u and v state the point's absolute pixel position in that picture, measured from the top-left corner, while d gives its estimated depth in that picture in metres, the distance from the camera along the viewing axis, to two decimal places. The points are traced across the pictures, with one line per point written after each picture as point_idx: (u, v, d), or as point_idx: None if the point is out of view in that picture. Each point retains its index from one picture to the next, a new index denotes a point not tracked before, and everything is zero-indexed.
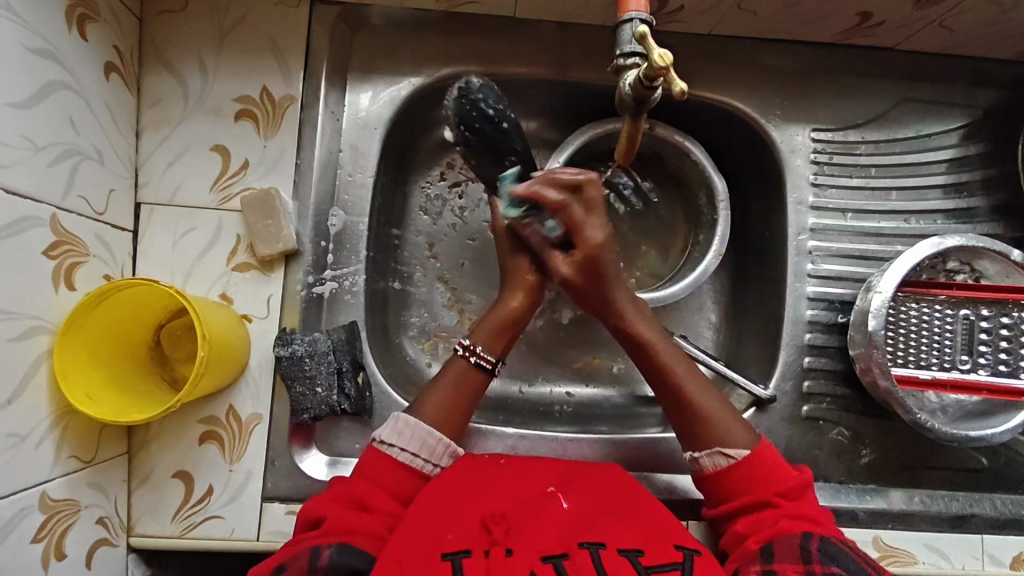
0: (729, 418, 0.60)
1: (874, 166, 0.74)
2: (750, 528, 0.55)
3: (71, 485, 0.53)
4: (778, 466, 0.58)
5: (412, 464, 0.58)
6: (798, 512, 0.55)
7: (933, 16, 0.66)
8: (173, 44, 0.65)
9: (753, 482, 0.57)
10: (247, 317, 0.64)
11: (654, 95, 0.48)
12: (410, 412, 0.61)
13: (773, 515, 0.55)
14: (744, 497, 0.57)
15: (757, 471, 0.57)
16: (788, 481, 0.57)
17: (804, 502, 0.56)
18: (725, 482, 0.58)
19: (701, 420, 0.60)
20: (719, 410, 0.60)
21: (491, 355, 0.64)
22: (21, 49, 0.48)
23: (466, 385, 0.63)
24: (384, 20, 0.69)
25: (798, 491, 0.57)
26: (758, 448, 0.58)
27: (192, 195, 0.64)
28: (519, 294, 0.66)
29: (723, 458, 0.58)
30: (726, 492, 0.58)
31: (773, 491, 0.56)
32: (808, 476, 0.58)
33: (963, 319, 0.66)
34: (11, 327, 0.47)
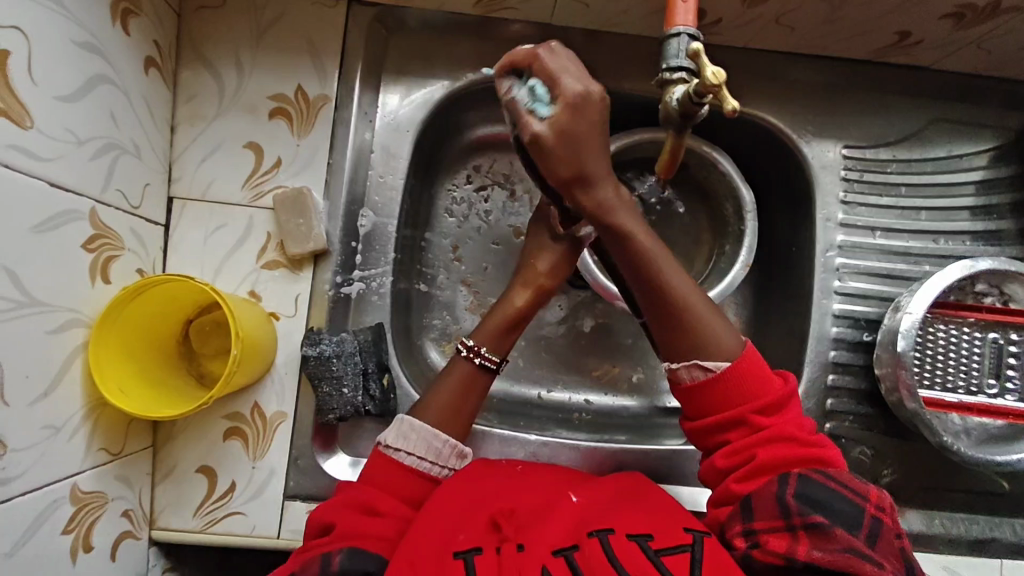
0: (715, 322, 0.54)
1: (904, 185, 0.73)
2: (729, 460, 0.53)
3: (99, 478, 0.53)
4: (760, 376, 0.54)
5: (422, 468, 0.58)
6: (776, 434, 0.52)
7: (973, 38, 0.66)
8: (210, 40, 0.65)
9: (734, 398, 0.53)
10: (274, 315, 0.64)
11: (701, 111, 0.48)
12: (414, 413, 0.60)
13: (752, 441, 0.52)
14: (724, 413, 0.54)
15: (734, 385, 0.53)
16: (765, 396, 0.53)
17: (783, 418, 0.53)
18: (703, 397, 0.54)
19: (681, 328, 0.55)
20: (702, 313, 0.54)
21: (496, 355, 0.63)
22: (68, 43, 0.48)
23: (467, 386, 0.62)
24: (419, 22, 0.69)
25: (776, 404, 0.53)
26: (741, 357, 0.54)
27: (224, 192, 0.64)
28: (524, 283, 0.65)
29: (700, 371, 0.54)
30: (704, 407, 0.55)
31: (750, 409, 0.53)
32: (789, 388, 0.54)
33: (992, 342, 0.67)
34: (50, 320, 0.47)
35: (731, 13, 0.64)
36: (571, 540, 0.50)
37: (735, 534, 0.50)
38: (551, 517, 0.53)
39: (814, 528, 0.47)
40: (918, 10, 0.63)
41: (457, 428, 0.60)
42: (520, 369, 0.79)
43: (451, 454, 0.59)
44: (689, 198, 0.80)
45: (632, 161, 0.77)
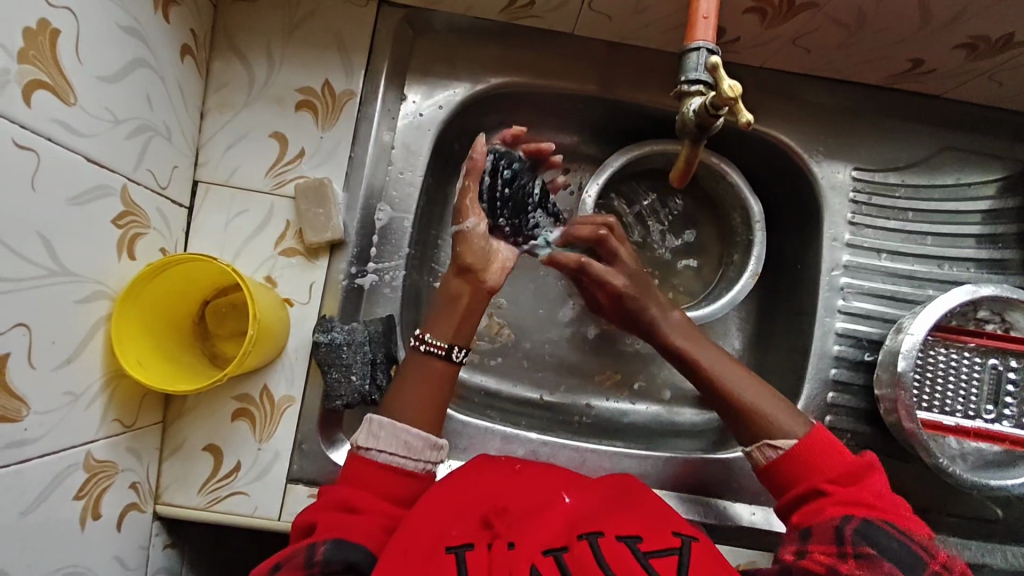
0: (782, 410, 0.62)
1: (911, 210, 0.75)
2: (802, 518, 0.56)
3: (111, 448, 0.55)
4: (840, 452, 0.58)
5: (398, 464, 0.58)
6: (851, 497, 0.55)
7: (984, 70, 0.67)
8: (243, 32, 0.67)
9: (806, 471, 0.58)
10: (288, 301, 0.66)
11: (716, 122, 0.50)
12: (384, 411, 0.59)
13: (825, 501, 0.56)
14: (800, 486, 0.58)
15: (813, 459, 0.58)
16: (846, 468, 0.57)
17: (863, 487, 0.56)
18: (779, 475, 0.59)
19: (750, 416, 0.62)
20: (769, 405, 0.62)
21: (443, 341, 0.61)
22: (113, 26, 0.50)
23: (428, 377, 0.61)
24: (446, 26, 0.71)
25: (857, 477, 0.57)
26: (810, 435, 0.59)
27: (248, 179, 0.66)
28: (463, 276, 0.62)
29: (772, 451, 0.60)
30: (785, 482, 0.59)
31: (828, 479, 0.57)
32: (869, 460, 0.58)
33: (991, 368, 0.68)
34: (78, 290, 0.49)
35: (749, 33, 0.66)
36: (562, 541, 0.52)
37: (787, 552, 0.54)
38: (543, 515, 0.54)
39: (861, 558, 0.50)
40: (932, 39, 0.64)
41: (424, 420, 0.60)
42: (523, 370, 0.80)
43: (424, 448, 0.59)
44: (699, 211, 0.81)
45: (644, 171, 0.79)
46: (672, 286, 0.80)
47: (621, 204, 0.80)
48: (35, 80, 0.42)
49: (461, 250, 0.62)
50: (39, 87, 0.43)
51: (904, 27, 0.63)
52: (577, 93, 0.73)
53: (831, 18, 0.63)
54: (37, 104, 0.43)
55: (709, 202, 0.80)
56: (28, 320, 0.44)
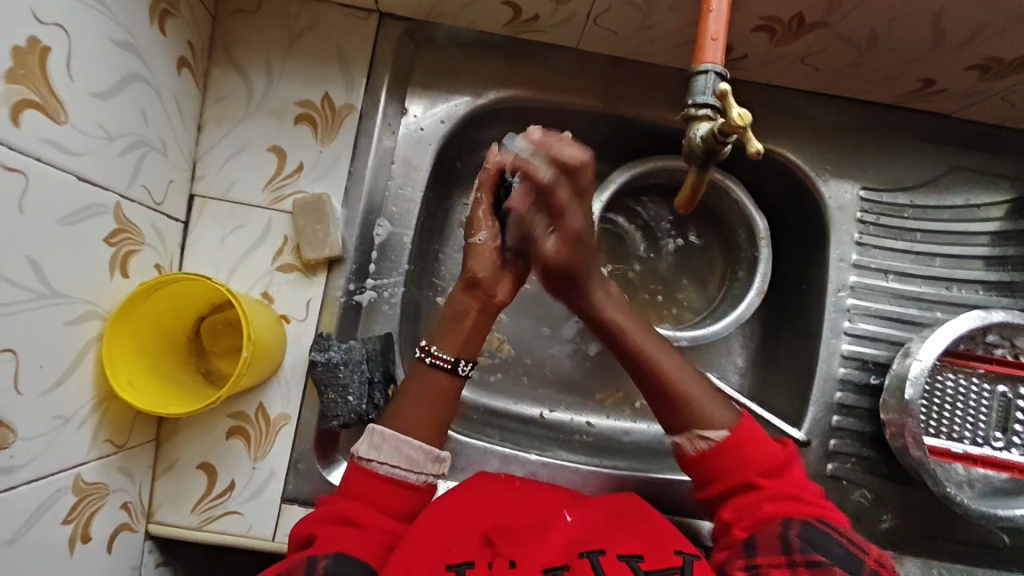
0: (706, 397, 0.60)
1: (920, 230, 0.73)
2: (735, 514, 0.56)
3: (102, 469, 0.54)
4: (761, 442, 0.58)
5: (399, 477, 0.56)
6: (779, 491, 0.56)
7: (996, 90, 0.66)
8: (242, 43, 0.66)
9: (737, 465, 0.58)
10: (285, 317, 0.65)
11: (724, 150, 0.49)
12: (386, 423, 0.59)
13: (758, 498, 0.56)
14: (728, 479, 0.58)
15: (736, 451, 0.58)
16: (770, 460, 0.58)
17: (787, 481, 0.57)
18: (707, 465, 0.59)
19: (680, 401, 0.60)
20: (695, 388, 0.60)
21: (450, 354, 0.61)
22: (107, 42, 0.49)
23: (433, 391, 0.60)
24: (448, 38, 0.70)
25: (779, 468, 0.58)
26: (737, 425, 0.59)
27: (245, 193, 0.65)
28: (472, 290, 0.63)
29: (702, 441, 0.59)
30: (710, 474, 0.59)
31: (756, 472, 0.57)
32: (789, 452, 0.59)
33: (1000, 396, 0.67)
34: (68, 311, 0.48)
35: (757, 50, 0.65)
36: (563, 559, 0.51)
37: (734, 567, 0.53)
38: (545, 536, 0.53)
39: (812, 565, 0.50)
40: (943, 59, 0.63)
41: (427, 433, 0.59)
42: (522, 386, 0.79)
43: (426, 461, 0.58)
44: (703, 227, 0.80)
45: (648, 187, 0.78)
46: (675, 303, 0.79)
47: (624, 221, 0.79)
48: (23, 99, 0.41)
49: (470, 264, 0.62)
50: (27, 107, 0.42)
51: (916, 46, 0.61)
52: (581, 108, 0.72)
53: (841, 37, 0.62)
54: (25, 124, 0.42)
55: (714, 217, 0.79)
56: (16, 345, 0.43)
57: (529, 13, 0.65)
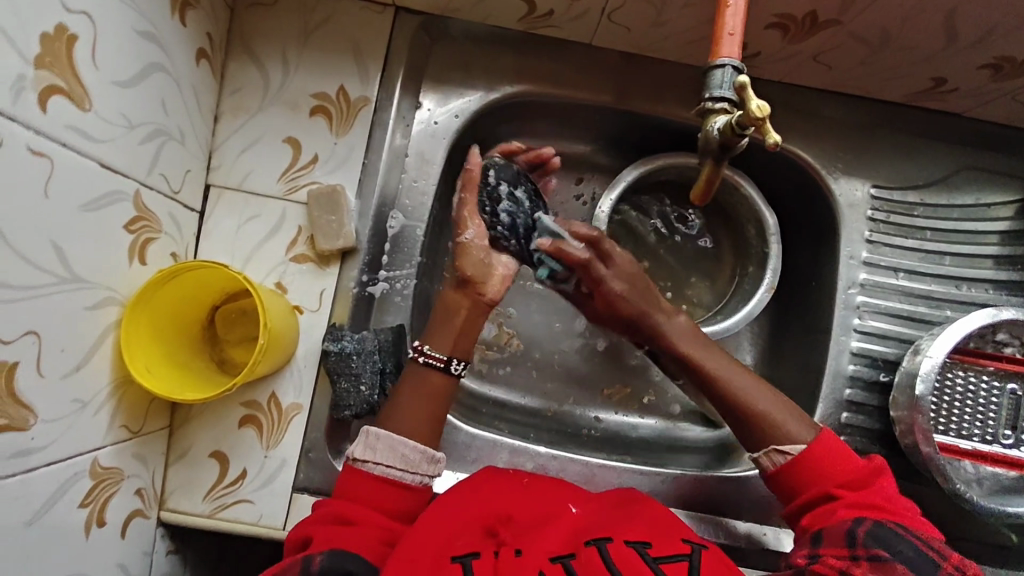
0: (789, 414, 0.60)
1: (930, 229, 0.74)
2: (813, 520, 0.56)
3: (118, 454, 0.54)
4: (844, 456, 0.57)
5: (394, 477, 0.57)
6: (861, 501, 0.55)
7: (1008, 90, 0.66)
8: (259, 35, 0.67)
9: (817, 476, 0.57)
10: (298, 308, 0.65)
11: (741, 143, 0.49)
12: (380, 423, 0.59)
13: (836, 505, 0.55)
14: (809, 490, 0.57)
15: (819, 463, 0.57)
16: (851, 471, 0.57)
17: (870, 491, 0.56)
18: (790, 478, 0.58)
19: (757, 418, 0.60)
20: (776, 406, 0.60)
21: (442, 353, 0.61)
22: (131, 31, 0.50)
23: (426, 390, 0.60)
24: (462, 33, 0.70)
25: (866, 481, 0.56)
26: (816, 440, 0.58)
27: (260, 184, 0.66)
28: (462, 288, 0.62)
29: (781, 457, 0.59)
30: (791, 485, 0.58)
31: (837, 482, 0.56)
32: (877, 464, 0.57)
33: (1009, 393, 0.67)
34: (89, 296, 0.48)
35: (771, 47, 0.65)
36: (568, 548, 0.51)
37: (800, 555, 0.54)
38: (548, 526, 0.54)
39: (874, 560, 0.50)
40: (956, 58, 0.63)
41: (421, 433, 0.59)
42: (531, 381, 0.79)
43: (422, 461, 0.58)
44: (712, 224, 0.80)
45: (659, 183, 0.78)
46: (685, 299, 0.79)
47: (634, 217, 0.79)
48: (51, 86, 0.42)
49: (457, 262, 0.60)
50: (54, 93, 0.42)
51: (929, 45, 0.62)
52: (594, 104, 0.73)
53: (854, 35, 0.62)
54: (52, 110, 0.42)
55: (724, 214, 0.79)
56: (38, 327, 0.43)
57: (543, 9, 0.65)
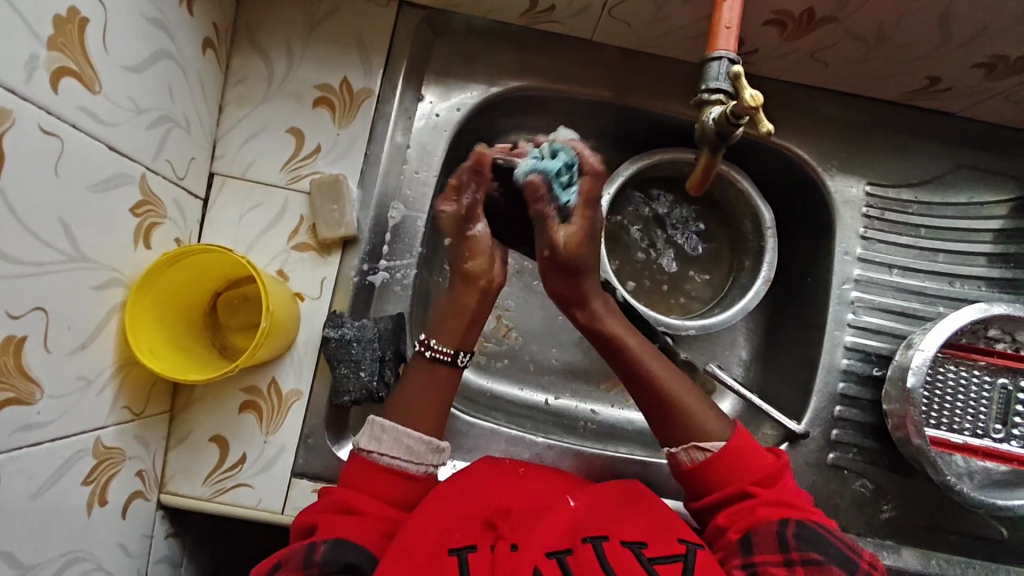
0: (706, 409, 0.61)
1: (924, 226, 0.75)
2: (730, 519, 0.56)
3: (120, 434, 0.55)
4: (753, 452, 0.58)
5: (399, 467, 0.58)
6: (776, 498, 0.56)
7: (1002, 89, 0.67)
8: (265, 27, 0.68)
9: (730, 474, 0.58)
10: (300, 295, 0.66)
11: (736, 132, 0.50)
12: (386, 414, 0.60)
13: (752, 503, 0.56)
14: (724, 489, 0.57)
15: (735, 462, 0.58)
16: (764, 467, 0.57)
17: (780, 487, 0.57)
18: (705, 475, 0.59)
19: (678, 411, 0.61)
20: (692, 401, 0.61)
21: (448, 346, 0.63)
22: (140, 17, 0.51)
23: (432, 380, 0.62)
24: (465, 27, 0.71)
25: (774, 476, 0.58)
26: (733, 436, 0.59)
27: (264, 173, 0.66)
28: (469, 283, 0.64)
29: (699, 453, 0.59)
30: (704, 483, 0.59)
31: (750, 481, 0.57)
32: (783, 460, 0.59)
33: (1000, 388, 0.68)
34: (95, 277, 0.49)
35: (768, 45, 0.66)
36: (565, 544, 0.52)
37: (733, 565, 0.53)
38: (546, 520, 0.54)
39: (808, 564, 0.50)
40: (950, 57, 0.64)
41: (427, 424, 0.60)
42: (529, 373, 0.80)
43: (427, 451, 0.59)
44: (709, 219, 0.81)
45: (656, 179, 0.79)
46: (682, 294, 0.80)
47: (633, 213, 0.80)
48: (61, 67, 0.43)
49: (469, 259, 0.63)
50: (65, 74, 0.43)
51: (923, 43, 0.63)
52: (594, 99, 0.74)
53: (849, 32, 0.63)
54: (63, 91, 0.43)
55: (720, 210, 0.80)
56: (46, 304, 0.44)
57: (545, 4, 0.66)
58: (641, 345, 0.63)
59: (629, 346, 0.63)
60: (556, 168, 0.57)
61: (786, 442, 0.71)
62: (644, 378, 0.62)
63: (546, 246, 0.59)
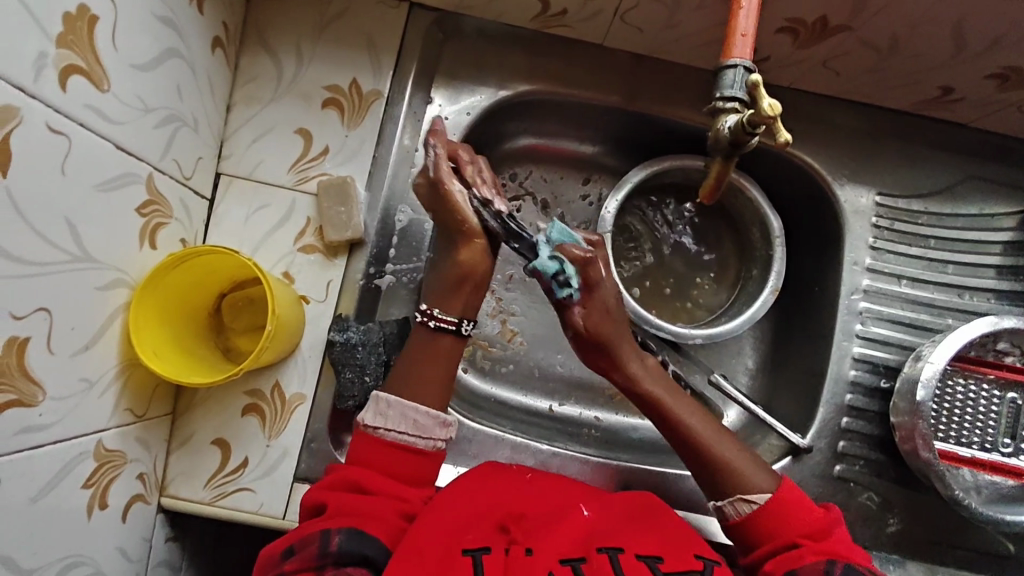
0: (750, 462, 0.60)
1: (934, 238, 0.74)
2: (776, 567, 0.55)
3: (122, 437, 0.55)
4: (805, 506, 0.58)
5: (406, 442, 0.57)
6: (825, 549, 0.55)
7: (1014, 101, 0.67)
8: (274, 27, 0.67)
9: (782, 527, 0.57)
10: (305, 298, 0.65)
11: (751, 141, 0.50)
12: (390, 389, 0.59)
13: (799, 553, 0.55)
14: (773, 541, 0.57)
15: (784, 513, 0.57)
16: (815, 521, 0.57)
17: (831, 541, 0.56)
18: (757, 528, 0.58)
19: (722, 466, 0.60)
20: (736, 454, 0.60)
21: (453, 316, 0.61)
22: (150, 15, 0.50)
23: (434, 354, 0.61)
24: (475, 30, 0.71)
25: (825, 530, 0.56)
26: (779, 489, 0.58)
27: (271, 173, 0.66)
28: (470, 246, 0.61)
29: (746, 505, 0.58)
30: (756, 535, 0.58)
31: (800, 533, 0.56)
32: (835, 515, 0.58)
33: (1010, 402, 0.67)
34: (100, 277, 0.48)
35: (781, 53, 0.66)
36: (579, 551, 0.51)
37: None
38: (559, 525, 0.54)
39: None
40: (963, 68, 0.64)
41: (430, 397, 0.59)
42: (534, 379, 0.79)
43: (433, 425, 0.58)
44: (717, 227, 0.81)
45: (664, 186, 0.79)
46: (690, 302, 0.80)
47: (640, 220, 0.80)
48: (70, 65, 0.42)
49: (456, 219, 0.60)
50: (74, 72, 0.43)
51: (937, 54, 0.63)
52: (603, 105, 0.73)
53: (863, 41, 0.63)
54: (72, 89, 0.43)
55: (729, 218, 0.80)
56: (50, 304, 0.43)
57: (557, 8, 0.66)
58: (680, 401, 0.62)
59: (669, 404, 0.62)
60: (555, 272, 0.58)
61: (788, 455, 0.71)
62: (687, 436, 0.61)
63: (568, 329, 0.61)
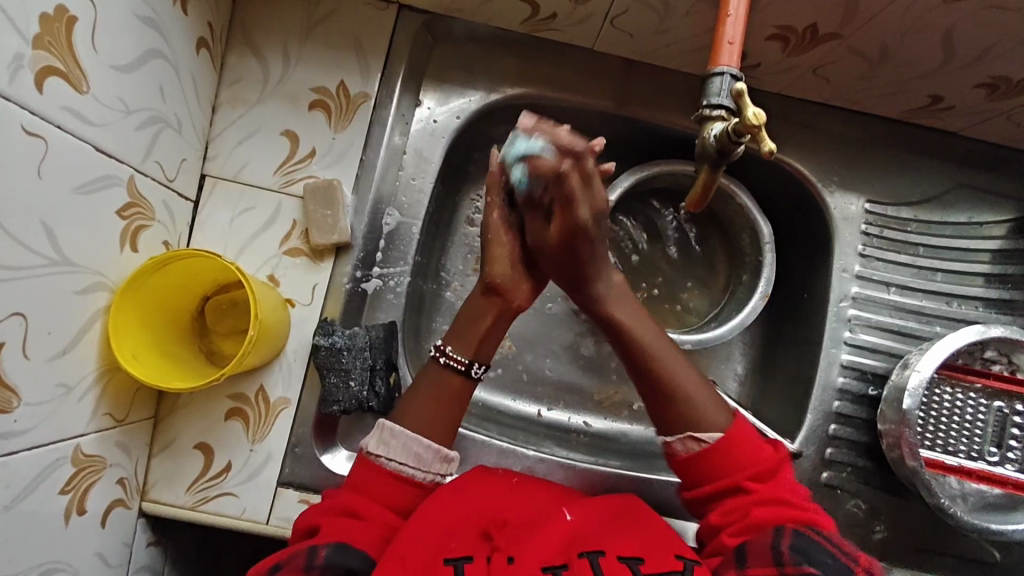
0: (707, 398, 0.59)
1: (923, 245, 0.74)
2: (723, 518, 0.56)
3: (101, 442, 0.54)
4: (751, 446, 0.58)
5: (406, 475, 0.56)
6: (771, 496, 0.55)
7: (1002, 110, 0.67)
8: (261, 28, 0.67)
9: (726, 469, 0.57)
10: (290, 301, 0.65)
11: (737, 150, 0.49)
12: (395, 418, 0.59)
13: (747, 502, 0.55)
14: (718, 483, 0.57)
15: (732, 455, 0.57)
16: (759, 464, 0.57)
17: (777, 483, 0.57)
18: (701, 467, 0.58)
19: (674, 398, 0.59)
20: (694, 387, 0.59)
21: (464, 356, 0.61)
22: (132, 16, 0.50)
23: (445, 393, 0.60)
24: (465, 33, 0.70)
25: (771, 471, 0.57)
26: (732, 429, 0.58)
27: (257, 175, 0.65)
28: (489, 295, 0.62)
29: (694, 443, 0.58)
30: (702, 475, 0.58)
31: (746, 476, 0.56)
32: (780, 455, 0.58)
33: (997, 411, 0.67)
34: (78, 281, 0.48)
35: (771, 59, 0.66)
36: (561, 558, 0.51)
37: None
38: (542, 531, 0.53)
39: None
40: (952, 77, 0.64)
41: (435, 432, 0.58)
42: (522, 383, 0.79)
43: (434, 460, 0.57)
44: (707, 232, 0.80)
45: (654, 190, 0.79)
46: (679, 307, 0.80)
47: (629, 225, 0.79)
48: (48, 67, 0.42)
49: (489, 270, 0.62)
50: (51, 74, 0.42)
51: (926, 62, 0.63)
52: (593, 110, 0.73)
53: (852, 49, 0.63)
54: (49, 91, 0.42)
55: (719, 224, 0.79)
56: (26, 309, 0.43)
57: (546, 13, 0.65)
58: (641, 326, 0.62)
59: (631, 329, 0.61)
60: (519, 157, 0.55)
61: None
62: (641, 363, 0.61)
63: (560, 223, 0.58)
